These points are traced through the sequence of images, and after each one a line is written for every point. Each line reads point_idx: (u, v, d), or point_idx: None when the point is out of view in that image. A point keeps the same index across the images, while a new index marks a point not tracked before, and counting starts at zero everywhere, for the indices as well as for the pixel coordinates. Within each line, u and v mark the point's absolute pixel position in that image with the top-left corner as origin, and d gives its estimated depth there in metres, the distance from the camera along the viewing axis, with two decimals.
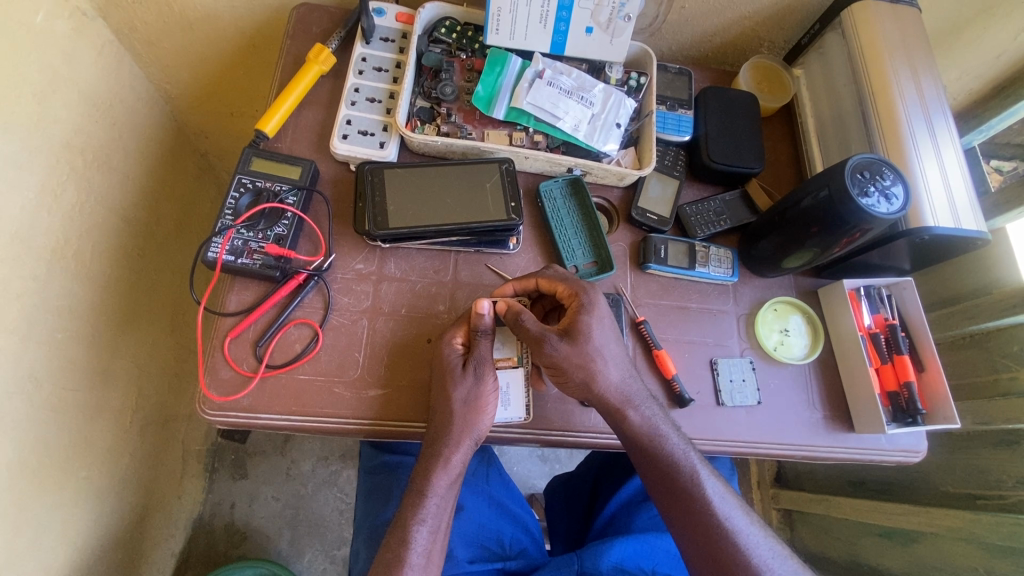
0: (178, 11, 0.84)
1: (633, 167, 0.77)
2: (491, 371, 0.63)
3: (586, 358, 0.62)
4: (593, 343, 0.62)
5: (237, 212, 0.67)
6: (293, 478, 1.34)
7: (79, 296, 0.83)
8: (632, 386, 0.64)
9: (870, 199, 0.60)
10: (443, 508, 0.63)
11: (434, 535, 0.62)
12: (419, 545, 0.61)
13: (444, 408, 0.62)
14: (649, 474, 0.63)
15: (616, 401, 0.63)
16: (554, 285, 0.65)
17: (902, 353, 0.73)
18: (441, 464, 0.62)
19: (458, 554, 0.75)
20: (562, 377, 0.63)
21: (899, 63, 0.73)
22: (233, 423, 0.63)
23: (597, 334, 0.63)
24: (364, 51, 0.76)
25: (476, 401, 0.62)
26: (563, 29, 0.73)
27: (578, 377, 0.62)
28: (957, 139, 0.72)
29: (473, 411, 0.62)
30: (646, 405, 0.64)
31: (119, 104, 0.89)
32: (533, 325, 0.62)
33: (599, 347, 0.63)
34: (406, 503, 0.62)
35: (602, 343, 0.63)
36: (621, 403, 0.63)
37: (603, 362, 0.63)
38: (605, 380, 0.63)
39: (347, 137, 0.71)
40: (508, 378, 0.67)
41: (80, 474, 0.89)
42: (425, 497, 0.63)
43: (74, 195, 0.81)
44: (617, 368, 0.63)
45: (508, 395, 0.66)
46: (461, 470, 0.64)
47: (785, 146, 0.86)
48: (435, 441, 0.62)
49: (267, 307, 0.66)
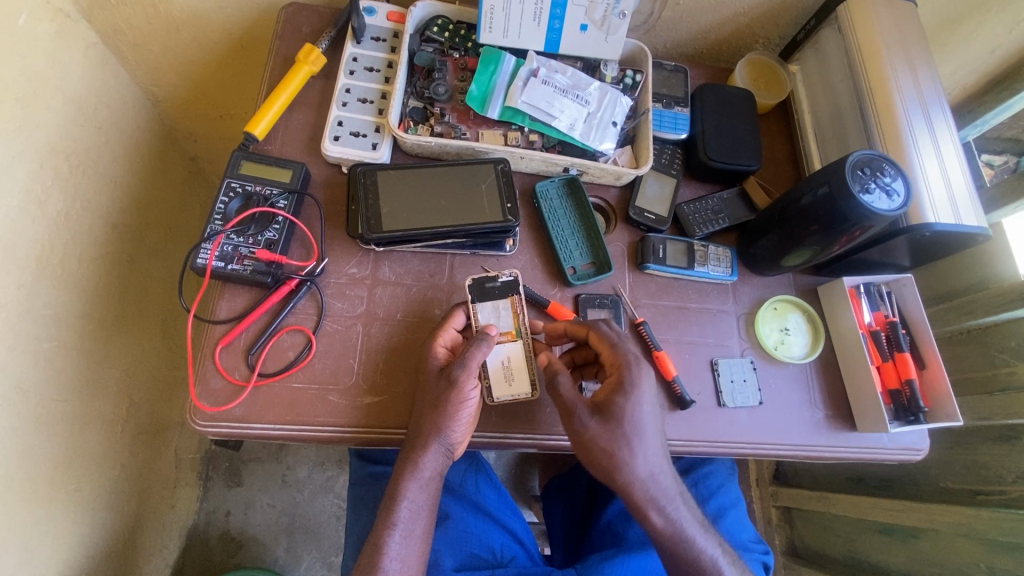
0: (163, 12, 0.82)
1: (630, 165, 0.76)
2: (470, 377, 0.60)
3: (615, 445, 0.59)
4: (627, 427, 0.59)
5: (226, 216, 0.65)
6: (288, 484, 1.33)
7: (67, 305, 0.82)
8: (663, 481, 0.61)
9: (871, 195, 0.60)
10: (416, 513, 0.61)
11: (408, 541, 0.60)
12: (393, 550, 0.59)
13: (422, 412, 0.61)
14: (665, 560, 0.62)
15: (641, 498, 0.60)
16: (601, 344, 0.63)
17: (902, 350, 0.72)
18: (410, 468, 0.61)
19: (445, 562, 0.73)
20: (586, 456, 0.60)
21: (896, 58, 0.73)
22: (225, 433, 0.61)
23: (636, 414, 0.59)
24: (355, 51, 0.74)
25: (452, 410, 0.60)
26: (557, 27, 0.72)
27: (603, 463, 0.59)
28: (956, 134, 0.72)
29: (444, 416, 0.59)
30: (674, 507, 0.61)
31: (105, 107, 0.87)
32: (567, 389, 0.61)
33: (635, 431, 0.59)
34: (405, 511, 0.61)
35: (638, 428, 0.59)
36: (645, 501, 0.60)
37: (635, 452, 0.59)
38: (632, 472, 0.59)
39: (338, 139, 0.70)
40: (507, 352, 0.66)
41: (70, 487, 0.87)
42: (397, 502, 0.61)
43: (59, 202, 0.79)
44: (648, 462, 0.60)
45: (509, 371, 0.66)
46: (433, 477, 0.62)
47: (782, 143, 0.86)
48: (411, 445, 0.61)
49: (258, 314, 0.64)
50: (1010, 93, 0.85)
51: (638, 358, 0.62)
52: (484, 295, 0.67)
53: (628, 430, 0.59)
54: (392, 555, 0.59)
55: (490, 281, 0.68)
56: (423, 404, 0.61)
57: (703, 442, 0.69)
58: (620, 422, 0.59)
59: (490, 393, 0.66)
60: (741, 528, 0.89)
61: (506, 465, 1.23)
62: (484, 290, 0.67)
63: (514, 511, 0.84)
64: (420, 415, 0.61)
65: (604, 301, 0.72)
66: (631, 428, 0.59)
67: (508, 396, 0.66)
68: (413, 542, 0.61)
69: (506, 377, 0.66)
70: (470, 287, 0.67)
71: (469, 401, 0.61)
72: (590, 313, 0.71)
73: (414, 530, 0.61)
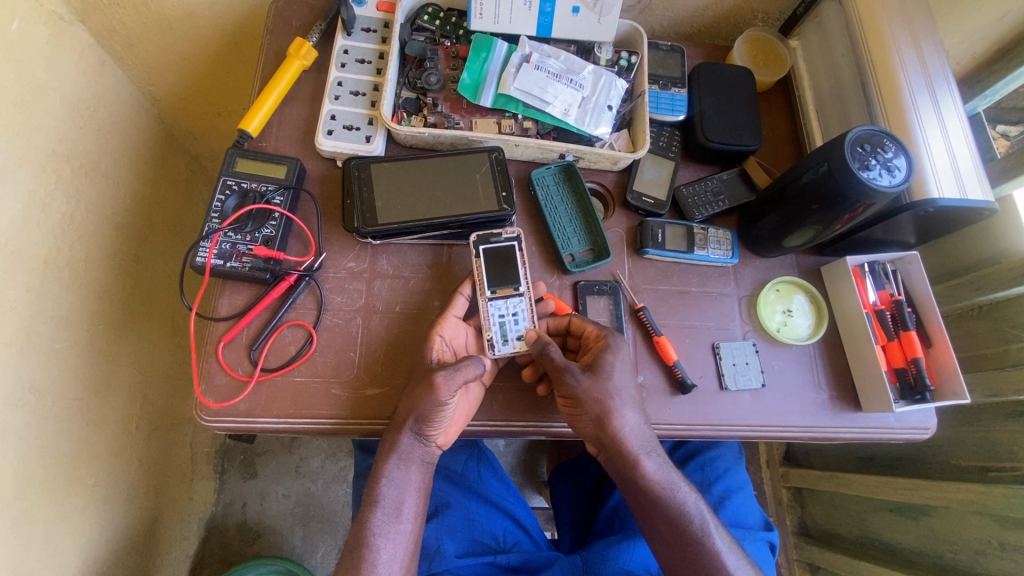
0: (156, 11, 0.82)
1: (627, 149, 0.75)
2: (449, 387, 0.58)
3: (605, 396, 0.61)
4: (614, 382, 0.62)
5: (223, 214, 0.66)
6: (302, 474, 1.35)
7: (77, 306, 0.83)
8: (644, 435, 0.63)
9: (872, 172, 0.58)
10: (401, 492, 0.62)
11: (394, 519, 0.61)
12: (380, 528, 0.61)
13: (405, 401, 0.61)
14: (656, 513, 0.63)
15: (632, 448, 0.62)
16: (583, 324, 0.66)
17: (908, 328, 0.71)
18: (392, 452, 0.61)
19: (447, 549, 0.75)
20: (574, 411, 0.62)
21: (898, 29, 0.71)
22: (231, 428, 0.62)
23: (619, 374, 0.62)
24: (346, 44, 0.74)
25: (436, 413, 0.59)
26: (548, 10, 0.71)
27: (595, 411, 0.61)
28: (961, 104, 0.70)
29: (423, 412, 0.59)
30: (657, 454, 0.64)
31: (103, 108, 0.87)
32: (559, 355, 0.61)
33: (618, 387, 0.62)
34: (382, 493, 0.62)
35: (621, 382, 0.62)
36: (637, 451, 0.62)
37: (621, 408, 0.61)
38: (621, 421, 0.61)
39: (332, 133, 0.70)
40: (519, 304, 0.67)
41: (89, 483, 0.89)
42: (380, 481, 0.62)
43: (62, 205, 0.80)
44: (633, 419, 0.62)
45: (519, 323, 0.66)
46: (416, 459, 0.63)
47: (783, 121, 0.84)
48: (393, 432, 0.61)
49: (259, 310, 0.65)
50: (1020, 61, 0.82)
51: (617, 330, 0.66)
52: (489, 249, 0.67)
53: (611, 388, 0.61)
54: (383, 533, 0.61)
55: (494, 236, 0.67)
56: (409, 390, 0.61)
57: (705, 427, 0.69)
58: (608, 379, 0.61)
59: (490, 346, 0.65)
60: (746, 510, 0.85)
61: (516, 451, 1.24)
62: (490, 244, 0.67)
63: (519, 499, 0.85)
64: (403, 408, 0.61)
65: (603, 288, 0.72)
66: (617, 388, 0.62)
67: (510, 350, 0.65)
68: (402, 523, 0.62)
69: (512, 330, 0.66)
70: (475, 242, 0.67)
71: (449, 406, 0.60)
72: (589, 301, 0.71)
73: (399, 509, 0.62)
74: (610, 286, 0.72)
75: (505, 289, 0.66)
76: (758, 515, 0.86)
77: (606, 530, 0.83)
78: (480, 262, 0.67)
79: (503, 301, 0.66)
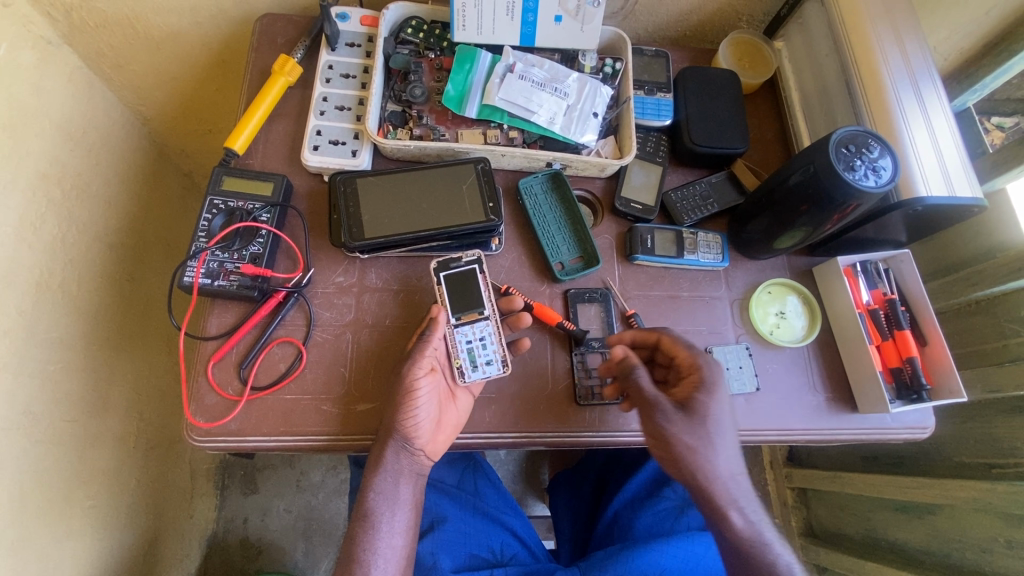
0: (142, 31, 0.82)
1: (614, 156, 0.75)
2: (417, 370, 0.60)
3: (698, 437, 0.59)
4: (710, 423, 0.60)
5: (210, 233, 0.66)
6: (303, 488, 1.34)
7: (71, 327, 0.83)
8: (739, 484, 0.61)
9: (857, 173, 0.58)
10: (392, 505, 0.62)
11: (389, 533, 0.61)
12: (373, 543, 0.60)
13: (388, 414, 0.61)
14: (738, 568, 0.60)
15: (722, 496, 0.60)
16: (675, 346, 0.64)
17: (902, 327, 0.70)
18: (378, 465, 0.61)
19: (443, 565, 0.72)
20: (662, 452, 0.62)
21: (881, 27, 0.71)
22: (223, 448, 0.62)
23: (715, 413, 0.60)
24: (330, 59, 0.74)
25: (404, 407, 0.60)
26: (531, 20, 0.71)
27: (682, 453, 0.60)
28: (947, 102, 0.69)
29: (399, 411, 0.60)
30: (751, 506, 0.61)
31: (94, 129, 0.88)
32: (648, 385, 0.61)
33: (717, 429, 0.60)
34: (372, 508, 0.61)
35: (718, 423, 0.60)
36: (726, 499, 0.60)
37: (723, 450, 0.60)
38: (713, 465, 0.60)
39: (318, 148, 0.70)
40: (485, 327, 0.66)
41: (87, 504, 0.89)
42: (368, 494, 0.62)
43: (54, 227, 0.80)
44: (728, 462, 0.61)
45: (486, 346, 0.65)
46: (405, 472, 0.62)
47: (770, 122, 0.84)
48: (380, 446, 0.61)
49: (248, 328, 0.64)
50: (1008, 55, 0.81)
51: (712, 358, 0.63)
52: (450, 275, 0.66)
53: (711, 428, 0.60)
54: (376, 548, 0.60)
55: (454, 261, 0.66)
56: (393, 398, 0.61)
57: None
58: (705, 420, 0.60)
59: (459, 373, 0.64)
60: None
61: (516, 459, 1.23)
62: (450, 270, 0.66)
63: (517, 510, 0.84)
64: (388, 419, 0.61)
65: (594, 295, 0.71)
66: (721, 428, 0.60)
67: (480, 376, 0.64)
68: (395, 537, 0.61)
69: (479, 356, 0.65)
70: (433, 269, 0.66)
71: (422, 399, 0.60)
72: (579, 308, 0.71)
73: (391, 524, 0.61)
74: (601, 293, 0.71)
75: (470, 315, 0.65)
76: None
77: (605, 540, 0.82)
78: (441, 289, 0.66)
79: (469, 327, 0.65)
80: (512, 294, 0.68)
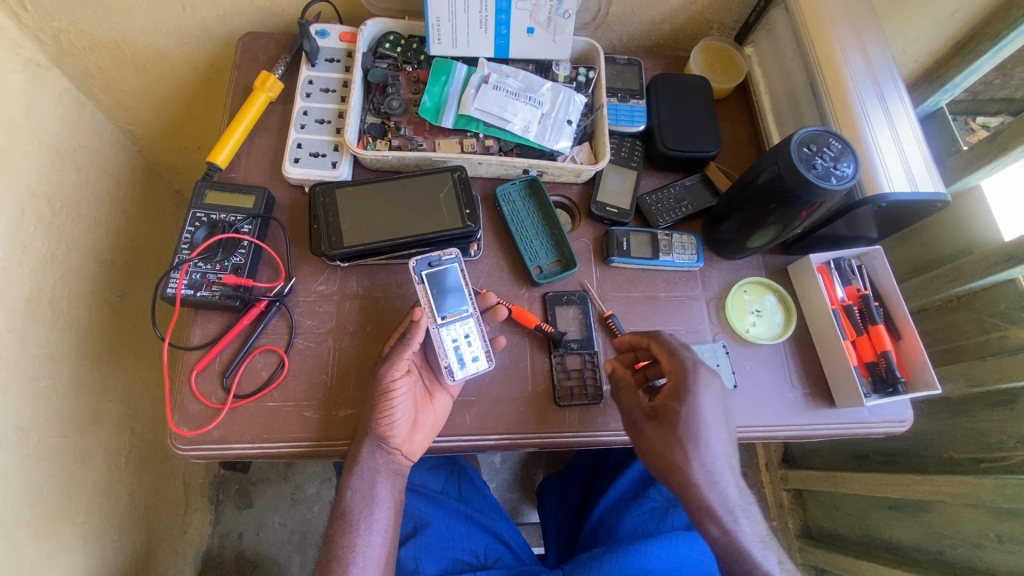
0: (129, 52, 0.85)
1: (589, 162, 0.76)
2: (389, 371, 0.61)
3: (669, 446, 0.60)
4: (681, 431, 0.59)
5: (193, 245, 0.67)
6: (298, 502, 1.34)
7: (60, 343, 0.84)
8: (721, 490, 0.60)
9: (819, 171, 0.60)
10: (371, 507, 0.63)
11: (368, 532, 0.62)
12: (352, 541, 0.61)
13: (366, 414, 0.62)
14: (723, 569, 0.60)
15: (696, 504, 0.59)
16: (661, 350, 0.63)
17: (876, 323, 0.72)
18: (355, 466, 0.62)
19: (426, 569, 0.73)
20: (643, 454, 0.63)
21: (843, 32, 0.73)
22: (207, 456, 0.63)
23: (686, 422, 0.59)
24: (310, 74, 0.76)
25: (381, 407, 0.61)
26: (503, 32, 0.73)
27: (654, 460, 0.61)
28: (909, 103, 0.71)
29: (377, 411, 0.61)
30: (733, 517, 0.59)
31: (84, 149, 0.90)
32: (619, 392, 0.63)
33: (689, 436, 0.59)
34: (351, 508, 0.63)
35: (692, 431, 0.59)
36: (701, 506, 0.59)
37: (702, 455, 0.59)
38: (688, 473, 0.59)
39: (298, 160, 0.72)
40: (469, 327, 0.66)
41: (78, 520, 0.89)
42: (346, 494, 0.63)
43: (43, 244, 0.81)
44: (710, 468, 0.59)
45: (471, 346, 0.65)
46: (383, 473, 0.63)
47: (743, 125, 0.86)
48: (357, 447, 0.62)
49: (230, 337, 0.66)
50: (975, 55, 0.83)
51: (699, 364, 0.61)
52: (432, 275, 0.66)
53: (684, 435, 0.59)
54: (356, 547, 0.61)
55: (435, 259, 0.66)
56: (369, 399, 0.62)
57: None
58: (676, 427, 0.60)
59: (447, 373, 0.64)
60: None
61: (510, 467, 1.24)
62: (432, 268, 0.66)
63: (502, 514, 0.85)
64: (366, 420, 0.62)
65: (571, 298, 0.73)
66: (699, 434, 0.59)
67: (466, 373, 0.64)
68: (375, 536, 0.62)
69: (466, 354, 0.65)
70: (415, 267, 0.66)
71: (398, 399, 0.61)
72: (558, 311, 0.72)
73: (370, 523, 0.63)
74: (578, 295, 0.73)
75: (453, 313, 0.65)
76: None
77: (591, 543, 0.82)
78: (424, 288, 0.65)
79: (454, 325, 0.65)
80: (485, 293, 0.70)
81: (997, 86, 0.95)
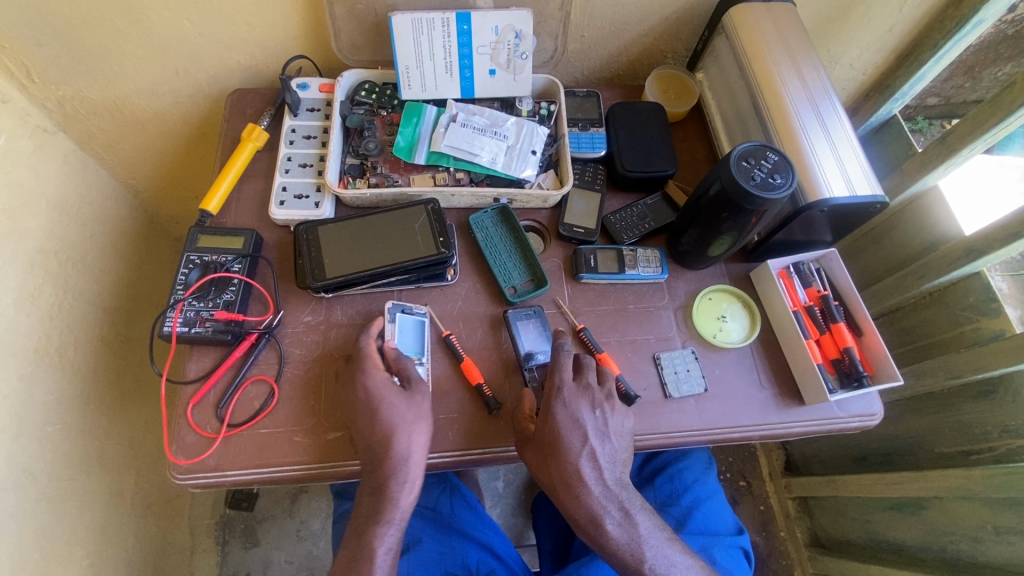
0: (129, 113, 0.92)
1: (555, 187, 0.82)
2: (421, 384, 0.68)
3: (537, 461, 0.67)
4: (549, 447, 0.66)
5: (187, 284, 0.72)
6: (304, 538, 1.34)
7: (67, 389, 0.88)
8: (599, 488, 0.67)
9: (758, 181, 0.65)
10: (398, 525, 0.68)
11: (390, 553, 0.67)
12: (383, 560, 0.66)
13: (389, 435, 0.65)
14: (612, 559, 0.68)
15: (570, 504, 0.67)
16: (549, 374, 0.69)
17: (837, 321, 0.75)
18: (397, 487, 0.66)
19: None
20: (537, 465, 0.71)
21: (779, 56, 0.79)
22: (204, 484, 0.66)
23: (552, 438, 0.66)
24: (293, 124, 0.83)
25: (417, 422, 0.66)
26: (468, 75, 0.80)
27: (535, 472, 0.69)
28: (845, 117, 0.77)
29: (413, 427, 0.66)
30: (611, 508, 0.67)
31: (88, 205, 0.96)
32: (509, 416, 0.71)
33: (559, 448, 0.66)
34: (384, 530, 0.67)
35: (558, 445, 0.66)
36: (575, 505, 0.67)
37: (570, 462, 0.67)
38: (559, 479, 0.67)
39: (284, 203, 0.77)
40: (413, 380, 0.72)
41: (85, 561, 0.91)
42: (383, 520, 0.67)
43: (51, 295, 0.87)
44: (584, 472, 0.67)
45: None
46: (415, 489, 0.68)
47: (700, 144, 0.92)
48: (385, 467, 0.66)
49: (223, 370, 0.70)
50: (918, 65, 0.89)
51: (558, 387, 0.68)
52: (405, 320, 0.74)
53: (547, 449, 0.66)
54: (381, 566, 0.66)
55: (410, 307, 0.75)
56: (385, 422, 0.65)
57: (655, 436, 0.72)
58: (539, 444, 0.67)
59: None
60: (716, 518, 0.87)
61: (513, 490, 1.25)
62: (405, 313, 0.74)
63: (495, 527, 0.86)
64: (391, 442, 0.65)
65: (527, 314, 0.76)
66: (558, 449, 0.66)
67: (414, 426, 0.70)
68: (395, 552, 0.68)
69: None
70: (391, 309, 0.73)
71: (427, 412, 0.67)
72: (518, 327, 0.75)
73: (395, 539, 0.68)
74: (533, 311, 0.76)
75: None
76: (730, 522, 0.87)
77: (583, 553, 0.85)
78: (393, 326, 0.73)
79: None
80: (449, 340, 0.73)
81: (969, 88, 1.04)
